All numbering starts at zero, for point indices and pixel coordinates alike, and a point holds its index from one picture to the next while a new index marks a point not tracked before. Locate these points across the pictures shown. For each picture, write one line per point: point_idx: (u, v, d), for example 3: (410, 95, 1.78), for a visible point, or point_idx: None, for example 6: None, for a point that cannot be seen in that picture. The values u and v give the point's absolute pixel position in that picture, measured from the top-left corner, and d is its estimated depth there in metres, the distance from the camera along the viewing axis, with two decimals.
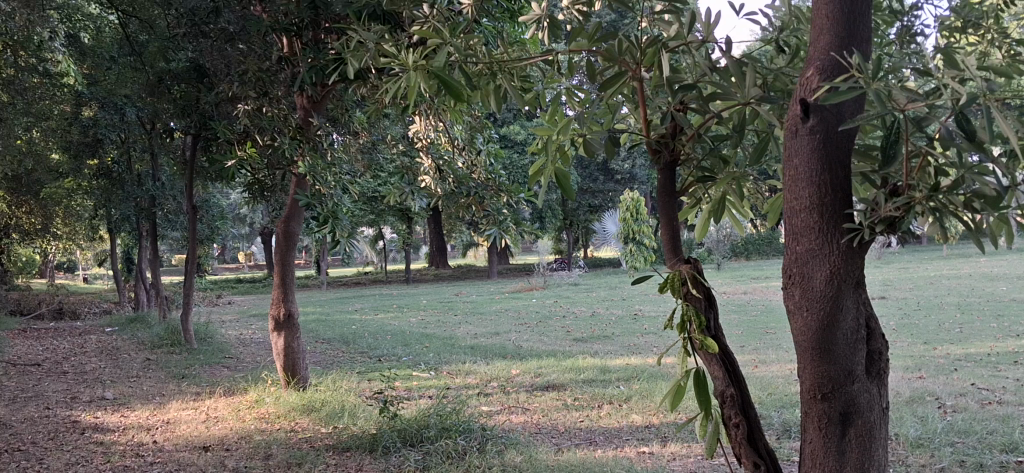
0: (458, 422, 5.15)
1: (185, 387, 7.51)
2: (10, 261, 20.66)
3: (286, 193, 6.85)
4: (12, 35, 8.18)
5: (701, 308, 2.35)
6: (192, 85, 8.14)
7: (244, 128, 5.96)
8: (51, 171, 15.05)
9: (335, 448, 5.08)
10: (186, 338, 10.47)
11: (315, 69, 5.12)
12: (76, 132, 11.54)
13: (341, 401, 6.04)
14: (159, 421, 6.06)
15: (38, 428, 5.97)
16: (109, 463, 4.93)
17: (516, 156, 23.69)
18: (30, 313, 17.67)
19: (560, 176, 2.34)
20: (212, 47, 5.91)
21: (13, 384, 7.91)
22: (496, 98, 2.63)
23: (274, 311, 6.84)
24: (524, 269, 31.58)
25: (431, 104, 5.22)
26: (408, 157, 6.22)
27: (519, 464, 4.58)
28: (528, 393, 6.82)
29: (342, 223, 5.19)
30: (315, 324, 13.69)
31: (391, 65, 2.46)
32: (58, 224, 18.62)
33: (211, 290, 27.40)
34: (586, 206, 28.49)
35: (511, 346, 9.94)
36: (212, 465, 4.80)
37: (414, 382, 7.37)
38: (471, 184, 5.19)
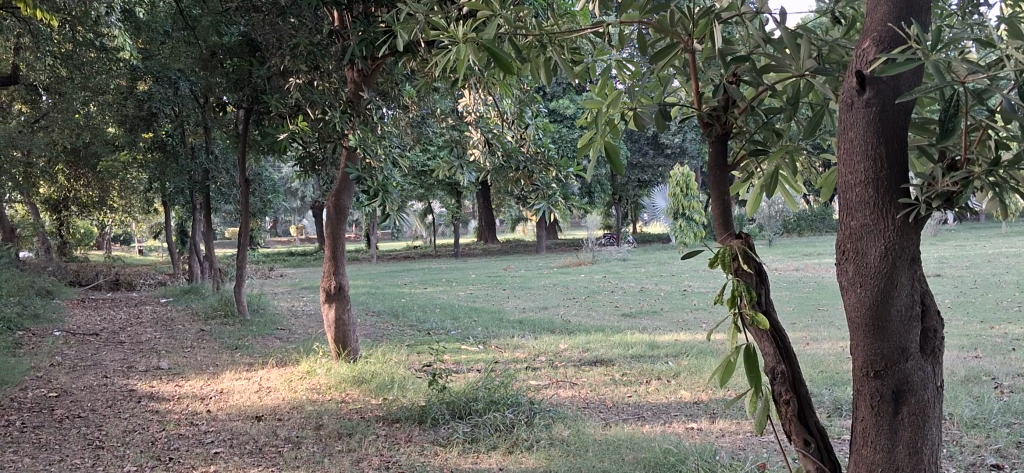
0: (506, 396, 5.16)
1: (238, 357, 7.65)
2: (69, 233, 21.18)
3: (337, 166, 6.88)
4: (69, 10, 8.33)
5: (752, 284, 2.30)
6: (245, 59, 8.25)
7: (296, 102, 6.00)
8: (108, 144, 15.34)
9: (384, 419, 5.14)
10: (240, 310, 10.64)
11: (365, 42, 5.15)
12: (132, 106, 11.51)
13: (390, 373, 6.11)
14: (213, 391, 6.18)
15: (97, 395, 6.13)
16: (165, 431, 5.04)
17: (565, 130, 23.66)
18: (88, 284, 18.09)
19: (610, 149, 2.32)
20: (264, 20, 6.11)
21: (73, 353, 8.10)
22: (546, 70, 2.60)
23: (325, 284, 6.91)
24: (572, 243, 31.63)
25: (480, 78, 5.20)
26: (458, 131, 6.21)
27: (567, 438, 4.59)
28: (576, 367, 6.83)
29: (392, 197, 5.17)
30: (366, 297, 13.85)
31: (440, 38, 2.45)
32: (115, 196, 19.00)
33: (263, 263, 27.80)
34: (635, 181, 28.39)
35: (559, 320, 9.96)
36: (264, 434, 4.88)
37: (462, 356, 7.41)
38: (521, 158, 5.19)
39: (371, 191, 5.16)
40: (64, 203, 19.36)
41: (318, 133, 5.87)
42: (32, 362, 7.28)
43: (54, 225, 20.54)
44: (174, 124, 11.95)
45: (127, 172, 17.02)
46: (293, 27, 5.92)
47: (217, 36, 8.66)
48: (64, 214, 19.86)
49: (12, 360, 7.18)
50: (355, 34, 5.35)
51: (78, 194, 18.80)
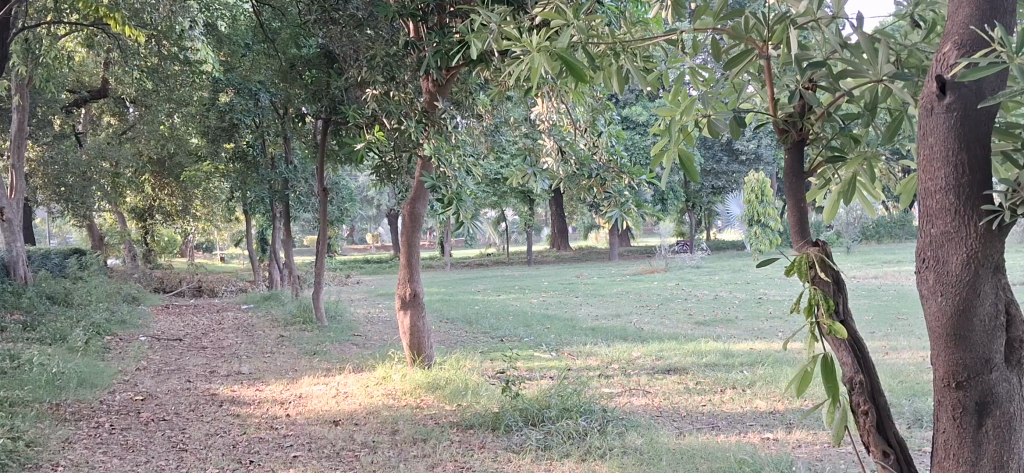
0: (579, 403, 5.15)
1: (317, 362, 7.78)
2: (154, 240, 21.83)
3: (412, 175, 6.94)
4: (154, 27, 8.60)
5: (830, 293, 2.25)
6: (323, 71, 8.43)
7: (372, 113, 6.10)
8: (190, 155, 15.78)
9: (458, 425, 5.18)
10: (318, 316, 10.85)
11: (440, 52, 5.22)
12: (214, 117, 11.82)
13: (464, 380, 6.15)
14: (292, 396, 6.30)
15: (181, 399, 6.31)
16: (246, 434, 5.15)
17: (638, 137, 23.59)
18: (172, 291, 18.59)
19: (685, 156, 2.31)
20: (341, 32, 6.33)
21: (157, 357, 8.34)
22: (620, 78, 2.59)
23: (401, 291, 7.00)
24: (645, 251, 31.46)
25: (553, 86, 5.22)
26: (532, 139, 6.23)
27: (641, 447, 4.57)
28: (649, 376, 6.79)
29: (467, 205, 5.16)
30: (439, 304, 13.97)
31: (514, 47, 2.48)
32: (198, 205, 19.54)
33: (340, 270, 28.25)
34: (709, 188, 28.11)
35: (632, 328, 9.90)
36: (341, 439, 4.97)
37: (535, 363, 7.42)
38: (593, 165, 5.19)
39: (445, 198, 5.16)
40: (150, 211, 19.96)
41: (396, 142, 5.85)
42: (119, 366, 7.52)
43: (140, 233, 21.19)
44: (254, 135, 12.10)
45: (209, 182, 17.46)
46: (370, 37, 6.15)
47: (296, 48, 8.84)
48: (149, 222, 20.51)
49: (101, 364, 7.43)
50: (430, 45, 5.45)
51: (163, 202, 19.38)
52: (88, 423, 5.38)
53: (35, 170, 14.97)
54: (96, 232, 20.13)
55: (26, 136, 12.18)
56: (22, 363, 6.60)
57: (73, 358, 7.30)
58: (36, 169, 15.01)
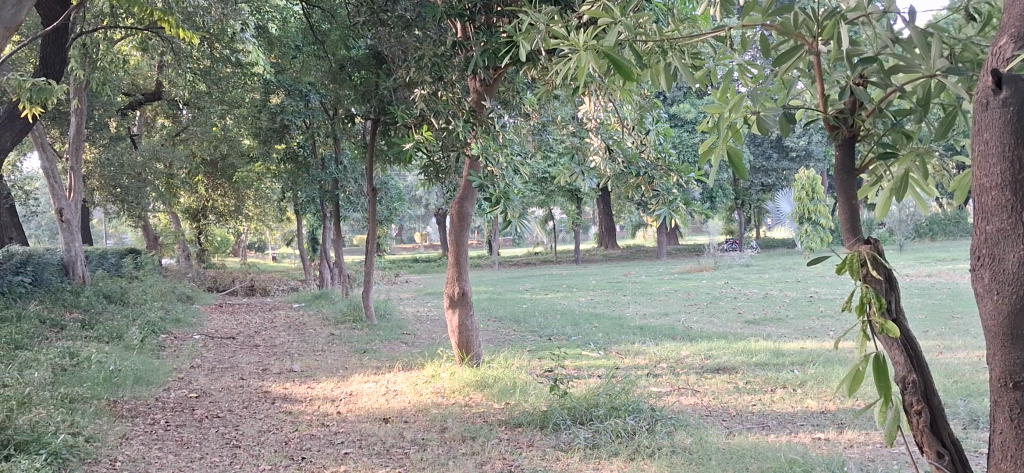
0: (627, 402, 5.13)
1: (366, 361, 7.85)
2: (207, 240, 22.21)
3: (460, 175, 6.96)
4: (207, 29, 8.74)
5: (882, 291, 2.22)
6: (371, 72, 8.51)
7: (421, 113, 6.15)
8: (242, 156, 16.02)
9: (507, 423, 5.20)
10: (367, 315, 10.94)
11: (487, 52, 5.33)
12: (265, 119, 11.99)
13: (512, 378, 6.16)
14: (343, 393, 6.36)
15: (234, 396, 6.41)
16: (298, 431, 5.22)
17: (686, 135, 23.45)
18: (225, 290, 18.89)
19: (733, 154, 2.28)
20: (389, 33, 6.47)
21: (211, 355, 8.48)
22: (668, 76, 2.57)
23: (449, 290, 7.04)
24: (694, 249, 31.22)
25: (601, 85, 5.21)
26: (579, 137, 6.21)
27: (690, 446, 4.55)
28: (698, 375, 6.75)
29: (514, 204, 5.09)
30: (487, 302, 14.01)
31: (562, 46, 2.47)
32: (250, 205, 19.84)
33: (389, 269, 28.45)
34: (758, 185, 27.85)
35: (680, 327, 9.85)
36: (391, 436, 5.01)
37: (583, 362, 7.42)
38: (641, 164, 5.15)
39: (493, 197, 5.09)
40: (203, 212, 20.32)
41: (443, 142, 5.98)
42: (174, 364, 7.66)
43: (193, 234, 21.56)
44: (305, 136, 12.25)
45: (260, 183, 17.71)
46: (418, 38, 6.21)
47: (345, 49, 8.92)
48: (203, 222, 20.85)
49: (157, 361, 7.57)
50: (477, 44, 5.48)
51: (216, 203, 19.71)
52: (145, 419, 5.50)
53: (93, 172, 15.32)
54: (151, 232, 20.53)
55: (85, 138, 12.44)
56: (81, 360, 6.76)
57: (130, 356, 7.45)
58: (93, 171, 15.36)
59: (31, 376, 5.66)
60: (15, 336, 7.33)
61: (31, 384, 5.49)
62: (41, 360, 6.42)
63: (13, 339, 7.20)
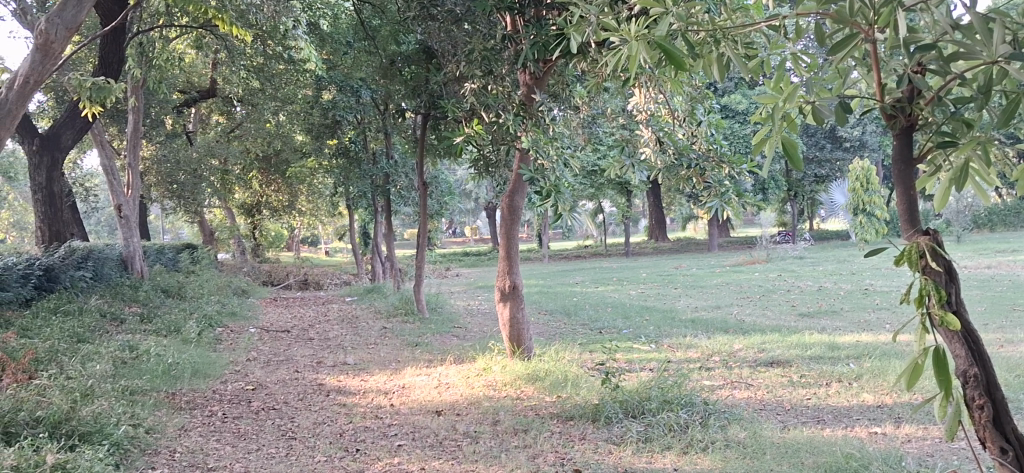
0: (680, 395, 5.07)
1: (419, 354, 7.90)
2: (262, 235, 22.53)
3: (510, 168, 6.95)
4: (260, 26, 8.85)
5: (941, 283, 2.18)
6: (421, 66, 8.56)
7: (471, 107, 6.17)
8: (295, 151, 16.21)
9: (559, 416, 5.21)
10: (419, 308, 11.02)
11: (537, 45, 5.29)
12: (317, 114, 12.12)
13: (563, 371, 6.14)
14: (396, 386, 6.41)
15: (290, 388, 6.51)
16: (352, 423, 5.28)
17: (738, 126, 23.22)
18: (280, 284, 19.14)
19: (787, 144, 2.24)
20: (440, 28, 6.68)
21: (267, 348, 8.61)
22: (720, 66, 2.53)
23: (500, 283, 7.05)
24: (746, 241, 30.91)
25: (651, 76, 5.18)
26: (629, 130, 6.16)
27: (744, 440, 4.51)
28: (752, 368, 6.68)
29: (565, 197, 4.96)
30: (538, 295, 14.02)
31: (613, 37, 2.45)
32: (303, 200, 20.09)
33: (440, 263, 28.60)
34: (812, 176, 27.48)
35: (733, 320, 9.77)
36: (444, 428, 5.04)
37: (635, 355, 7.38)
38: (692, 155, 5.11)
39: (544, 191, 4.98)
40: (258, 207, 20.62)
41: (493, 135, 5.96)
42: (231, 357, 7.79)
43: (248, 229, 21.89)
44: (356, 131, 12.36)
45: (313, 178, 17.91)
46: (468, 33, 6.35)
47: (396, 45, 8.98)
48: (257, 217, 21.17)
49: (214, 354, 7.71)
50: (527, 37, 5.47)
51: (270, 198, 19.99)
52: (202, 411, 5.59)
53: (151, 168, 15.62)
54: (207, 227, 20.88)
55: (142, 135, 12.67)
56: (140, 353, 6.90)
57: (188, 349, 7.59)
58: (151, 167, 15.67)
59: (93, 369, 5.80)
60: (77, 330, 7.51)
61: (93, 376, 5.62)
62: (102, 353, 6.57)
63: (75, 332, 7.38)
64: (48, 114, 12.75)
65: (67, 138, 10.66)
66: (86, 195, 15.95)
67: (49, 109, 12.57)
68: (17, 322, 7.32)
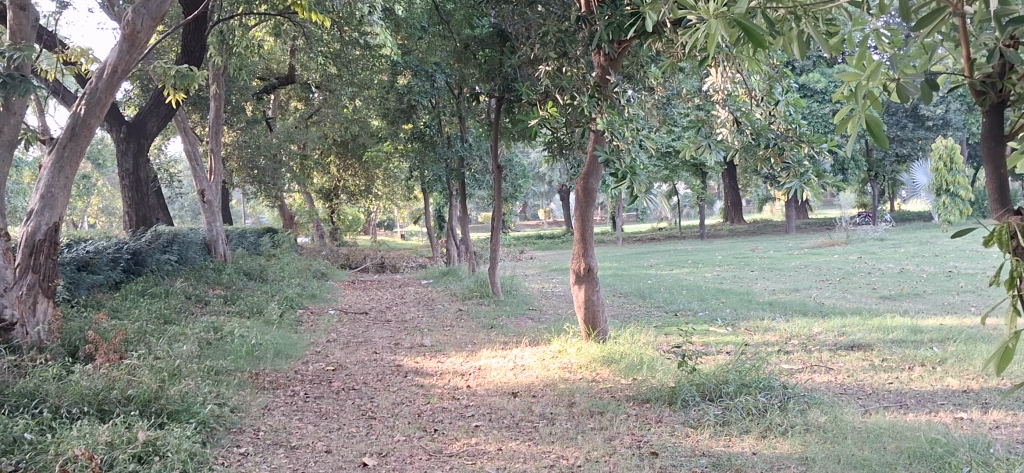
0: (758, 379, 5.00)
1: (494, 336, 7.95)
2: (340, 219, 22.89)
3: (585, 151, 6.88)
4: (337, 12, 8.96)
5: None
6: (496, 49, 8.59)
7: (545, 88, 6.16)
8: (371, 136, 16.40)
9: (635, 399, 5.19)
10: (494, 290, 11.07)
11: (612, 26, 5.27)
12: (393, 99, 12.24)
13: (639, 353, 6.11)
14: (473, 368, 6.47)
15: (369, 369, 6.61)
16: (430, 404, 5.34)
17: (816, 105, 22.75)
18: (357, 267, 19.43)
19: (872, 122, 2.17)
20: (513, 11, 7.03)
21: (346, 330, 8.76)
22: (799, 43, 2.48)
23: (575, 266, 7.02)
24: (825, 222, 30.33)
25: (728, 55, 5.10)
26: (705, 110, 6.05)
27: (824, 424, 4.43)
28: (831, 352, 6.56)
29: (641, 178, 4.87)
30: (612, 278, 13.98)
31: (691, 16, 2.41)
32: (380, 184, 20.34)
33: (515, 246, 28.69)
34: (893, 155, 26.79)
35: (812, 302, 9.60)
36: (520, 409, 5.07)
37: (711, 338, 7.31)
38: (771, 136, 5.02)
39: (618, 173, 4.87)
40: (335, 192, 20.94)
41: (568, 118, 5.92)
42: (311, 338, 7.95)
43: (326, 213, 22.26)
44: (431, 115, 12.44)
45: (389, 163, 18.10)
46: (541, 14, 6.64)
47: (470, 29, 9.01)
48: (335, 202, 21.50)
49: (295, 335, 7.87)
50: (601, 19, 5.45)
51: (347, 182, 20.30)
52: (285, 391, 5.72)
53: (232, 154, 15.98)
54: (286, 212, 21.29)
55: (223, 122, 12.94)
56: (225, 334, 7.08)
57: (270, 330, 7.78)
58: (232, 153, 16.03)
59: (180, 349, 5.97)
60: (164, 311, 7.75)
61: (180, 356, 5.79)
62: (189, 334, 6.77)
63: (163, 313, 7.61)
64: (134, 102, 13.12)
65: (152, 125, 10.96)
66: (171, 181, 16.39)
67: (135, 98, 12.93)
68: (108, 303, 7.58)
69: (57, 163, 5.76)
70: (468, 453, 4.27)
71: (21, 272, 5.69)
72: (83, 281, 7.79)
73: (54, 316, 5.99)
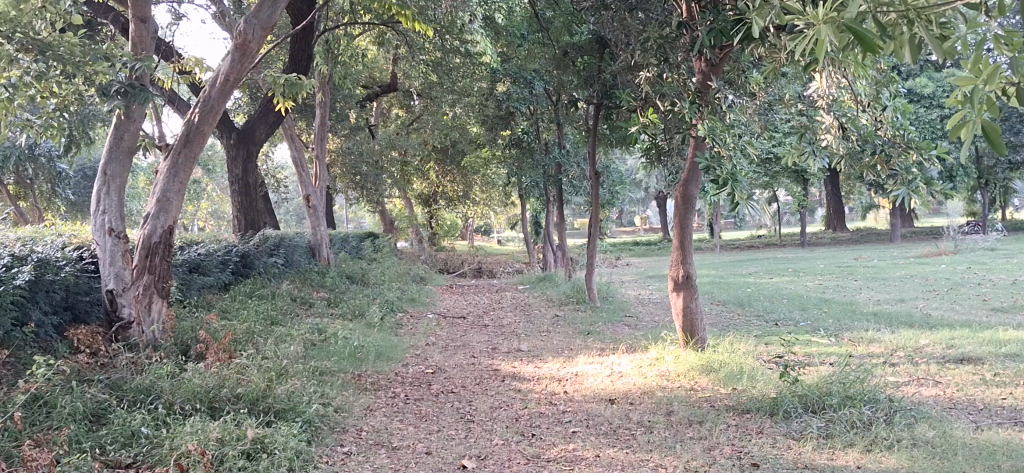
0: (863, 392, 4.87)
1: (591, 342, 7.93)
2: (438, 224, 23.16)
3: (685, 157, 6.81)
4: (439, 22, 9.08)
5: None
6: (595, 56, 8.59)
7: (646, 94, 6.13)
8: (470, 142, 16.55)
9: (734, 410, 5.12)
10: (591, 296, 11.06)
11: (714, 31, 5.23)
12: (492, 105, 12.33)
13: (739, 363, 6.00)
14: (570, 373, 6.47)
15: (467, 373, 6.68)
16: (528, 409, 5.36)
17: (924, 111, 22.04)
18: (455, 272, 19.66)
19: (989, 128, 2.10)
20: (613, 18, 7.00)
21: (445, 334, 8.86)
22: (911, 48, 2.41)
23: (674, 273, 6.96)
24: (932, 231, 29.32)
25: (835, 62, 5.00)
26: (807, 116, 5.93)
27: (933, 439, 4.29)
28: (940, 365, 6.34)
29: (743, 185, 4.77)
30: (710, 286, 13.78)
31: (799, 20, 2.38)
32: (477, 190, 20.51)
33: (611, 252, 28.60)
34: (1006, 162, 25.74)
35: (919, 314, 9.30)
36: (618, 417, 5.06)
37: (813, 348, 7.14)
38: (878, 141, 4.87)
39: (719, 179, 4.80)
40: (434, 197, 21.22)
41: (668, 124, 5.89)
42: (412, 341, 8.09)
43: (425, 218, 22.57)
44: (529, 122, 12.50)
45: (487, 169, 18.25)
46: (642, 20, 6.61)
47: (569, 36, 9.03)
48: (434, 208, 21.79)
49: (395, 338, 8.00)
50: (703, 24, 5.40)
51: (446, 188, 20.55)
52: (387, 393, 5.82)
53: (336, 160, 16.37)
54: (387, 217, 21.71)
55: (328, 128, 13.22)
56: (329, 336, 7.25)
57: (372, 333, 7.92)
58: (336, 159, 16.41)
59: (286, 350, 6.15)
60: (271, 313, 7.98)
61: (287, 357, 5.96)
62: (295, 335, 6.94)
63: (270, 314, 7.84)
64: (243, 110, 13.57)
65: (260, 132, 11.30)
66: (277, 186, 16.87)
67: (244, 105, 13.37)
68: (218, 305, 7.85)
69: (172, 168, 6.00)
70: (565, 458, 4.27)
71: (138, 274, 5.93)
72: (195, 282, 8.05)
73: (169, 315, 6.18)
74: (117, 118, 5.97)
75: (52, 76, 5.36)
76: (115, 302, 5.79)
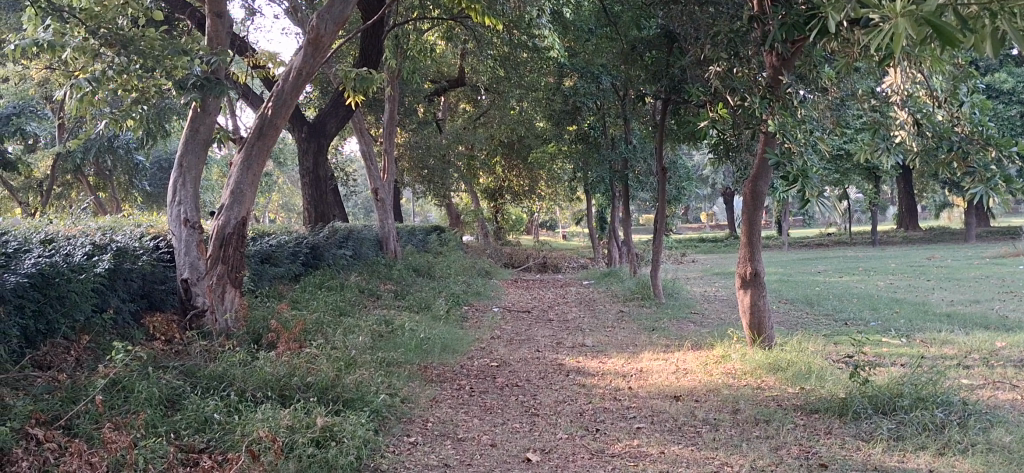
0: (936, 393, 4.75)
1: (657, 339, 7.88)
2: (504, 218, 23.22)
3: (755, 153, 6.72)
4: (508, 16, 9.11)
5: None
6: (665, 50, 8.53)
7: (715, 89, 6.06)
8: (536, 137, 16.56)
9: (803, 409, 5.05)
10: (656, 292, 10.99)
11: (786, 26, 5.15)
12: (559, 100, 12.32)
13: (807, 362, 5.91)
14: (633, 369, 6.45)
15: (532, 367, 6.70)
16: (592, 404, 5.36)
17: (1003, 107, 21.39)
18: (520, 266, 19.70)
19: None
20: (683, 12, 6.96)
21: (510, 327, 8.89)
22: (993, 42, 2.35)
23: (741, 270, 6.87)
24: (1009, 232, 28.43)
25: (910, 57, 4.90)
26: (881, 113, 5.82)
27: (1009, 444, 4.17)
28: (1016, 368, 6.16)
29: (814, 182, 4.69)
30: (779, 284, 13.57)
31: (873, 15, 2.35)
32: (543, 185, 20.52)
33: (676, 249, 28.36)
34: None
35: (996, 316, 9.04)
36: (682, 414, 5.02)
37: (884, 349, 7.00)
38: (954, 138, 4.75)
39: (789, 176, 4.73)
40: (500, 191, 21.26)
41: (738, 120, 5.82)
42: (477, 334, 8.13)
43: (491, 212, 22.61)
44: (596, 118, 12.46)
45: (553, 164, 18.25)
46: (712, 15, 6.56)
47: (638, 31, 8.99)
48: (500, 202, 21.87)
49: (461, 331, 8.05)
50: (776, 19, 5.33)
51: (512, 183, 20.60)
52: (452, 385, 5.87)
53: (404, 154, 16.53)
54: (453, 211, 21.86)
55: (396, 122, 13.33)
56: (396, 328, 7.33)
57: (438, 325, 7.98)
58: (404, 153, 16.57)
59: (354, 340, 6.23)
60: (339, 304, 8.09)
61: (356, 347, 6.05)
62: (363, 326, 7.03)
63: (339, 306, 7.94)
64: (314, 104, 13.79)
65: (330, 126, 11.46)
66: (346, 180, 17.11)
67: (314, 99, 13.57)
68: (289, 295, 7.98)
69: (246, 160, 6.12)
70: (630, 454, 4.27)
71: (212, 264, 6.06)
72: (267, 273, 8.21)
73: (241, 304, 6.29)
74: (194, 111, 6.10)
75: (134, 70, 5.53)
76: (190, 291, 5.93)
